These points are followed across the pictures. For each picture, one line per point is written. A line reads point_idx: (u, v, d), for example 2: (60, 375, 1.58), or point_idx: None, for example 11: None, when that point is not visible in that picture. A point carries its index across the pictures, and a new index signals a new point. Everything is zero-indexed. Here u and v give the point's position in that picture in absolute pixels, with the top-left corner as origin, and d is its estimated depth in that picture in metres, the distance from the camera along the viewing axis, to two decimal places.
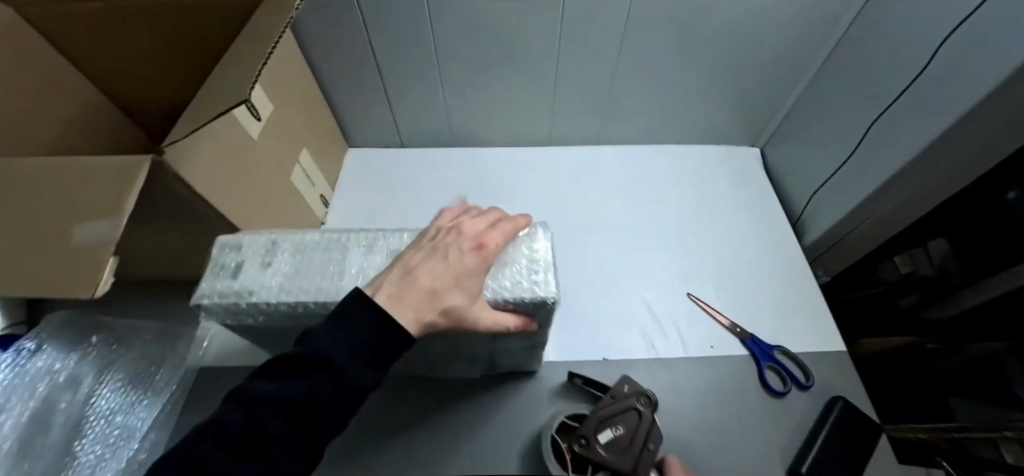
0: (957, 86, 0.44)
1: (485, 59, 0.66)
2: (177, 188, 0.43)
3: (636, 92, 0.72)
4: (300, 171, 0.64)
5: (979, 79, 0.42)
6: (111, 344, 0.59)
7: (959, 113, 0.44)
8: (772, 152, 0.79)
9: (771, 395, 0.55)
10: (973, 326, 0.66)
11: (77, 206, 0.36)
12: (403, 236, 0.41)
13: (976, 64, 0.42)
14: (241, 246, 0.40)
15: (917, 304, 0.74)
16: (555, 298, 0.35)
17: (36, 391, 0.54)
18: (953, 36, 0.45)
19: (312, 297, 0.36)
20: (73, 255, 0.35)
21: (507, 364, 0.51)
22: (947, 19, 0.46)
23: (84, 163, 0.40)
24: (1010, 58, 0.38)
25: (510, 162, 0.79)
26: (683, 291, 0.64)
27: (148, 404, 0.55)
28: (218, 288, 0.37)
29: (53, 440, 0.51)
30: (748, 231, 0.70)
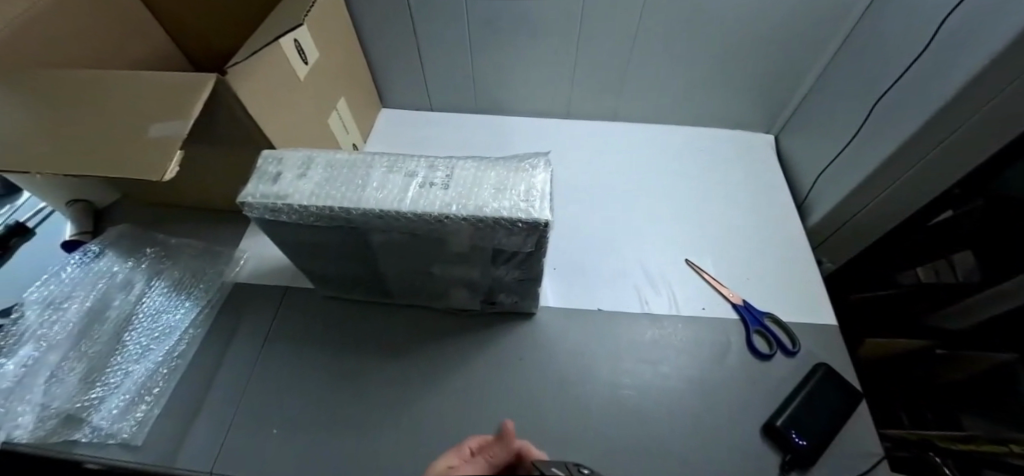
0: (951, 70, 0.46)
1: (508, 30, 0.70)
2: (232, 109, 0.50)
3: (651, 71, 0.74)
4: (337, 118, 0.71)
5: (970, 61, 0.43)
6: (161, 256, 0.67)
7: (950, 95, 0.45)
8: (785, 139, 0.80)
9: (756, 357, 0.57)
10: (983, 331, 0.68)
11: (153, 112, 0.44)
12: (420, 161, 0.45)
13: (969, 47, 0.44)
14: (282, 160, 0.46)
15: (929, 309, 0.75)
16: (547, 220, 0.39)
17: (97, 286, 0.62)
18: (953, 20, 0.46)
19: (337, 203, 0.42)
20: (147, 147, 0.43)
21: (505, 297, 0.56)
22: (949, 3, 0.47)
23: (159, 79, 0.47)
24: (996, 39, 0.40)
25: (528, 131, 0.84)
26: (682, 257, 0.67)
27: (188, 308, 0.62)
28: (261, 191, 0.43)
29: (107, 328, 0.59)
30: (752, 210, 0.72)
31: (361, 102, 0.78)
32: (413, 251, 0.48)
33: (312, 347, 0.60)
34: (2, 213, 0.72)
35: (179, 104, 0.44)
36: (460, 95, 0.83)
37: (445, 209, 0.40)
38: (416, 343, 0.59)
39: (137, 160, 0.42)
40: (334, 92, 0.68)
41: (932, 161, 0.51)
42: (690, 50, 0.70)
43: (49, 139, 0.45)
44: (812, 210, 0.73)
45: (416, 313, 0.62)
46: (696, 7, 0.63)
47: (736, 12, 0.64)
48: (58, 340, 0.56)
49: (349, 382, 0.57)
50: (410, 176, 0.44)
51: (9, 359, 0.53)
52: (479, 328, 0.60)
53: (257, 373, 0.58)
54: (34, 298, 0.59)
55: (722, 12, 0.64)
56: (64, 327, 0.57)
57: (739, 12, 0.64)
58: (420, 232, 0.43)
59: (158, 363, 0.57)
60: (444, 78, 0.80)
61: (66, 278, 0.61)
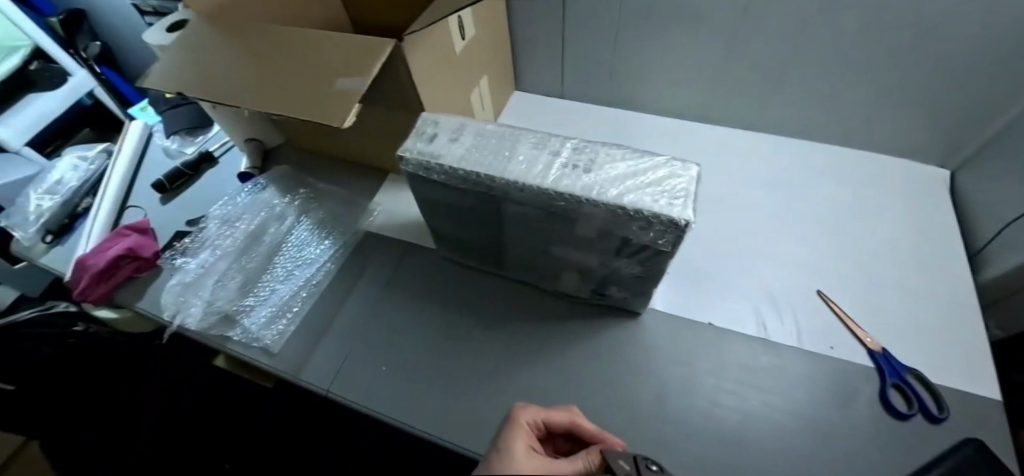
0: None
1: (654, 30, 0.69)
2: (399, 74, 0.55)
3: (809, 84, 0.69)
4: (478, 93, 0.74)
5: None
6: (310, 197, 0.76)
7: None
8: (964, 177, 0.68)
9: (893, 415, 0.51)
10: None
11: (337, 69, 0.50)
12: (567, 142, 0.46)
13: None
14: (438, 122, 0.50)
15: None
16: (688, 222, 0.39)
17: (261, 214, 0.73)
18: None
19: (484, 169, 0.44)
20: (331, 97, 0.49)
21: (617, 292, 0.56)
22: None
23: (340, 39, 0.53)
24: None
25: (660, 131, 0.83)
26: (813, 287, 0.62)
27: (324, 247, 0.70)
28: (417, 148, 0.48)
29: (261, 249, 0.70)
30: (906, 250, 0.64)
31: (499, 81, 0.81)
32: (538, 231, 0.50)
33: (421, 300, 0.65)
34: (196, 141, 0.90)
35: (360, 64, 0.49)
36: (594, 86, 0.83)
37: (587, 193, 0.41)
38: (521, 316, 0.62)
39: (323, 109, 0.48)
40: (481, 69, 0.72)
41: None
42: (855, 56, 0.62)
43: (254, 88, 0.53)
44: (987, 264, 0.62)
45: (523, 290, 0.65)
46: (870, 21, 0.57)
47: (923, 20, 0.54)
48: (229, 251, 0.69)
49: (453, 337, 0.61)
50: (554, 155, 0.45)
51: (193, 259, 0.68)
52: (586, 318, 0.61)
53: (378, 309, 0.65)
54: (219, 214, 0.72)
55: (901, 18, 0.55)
56: (232, 241, 0.70)
57: (926, 23, 0.55)
58: (550, 212, 0.45)
59: (298, 291, 0.66)
60: (577, 67, 0.81)
61: (240, 203, 0.74)
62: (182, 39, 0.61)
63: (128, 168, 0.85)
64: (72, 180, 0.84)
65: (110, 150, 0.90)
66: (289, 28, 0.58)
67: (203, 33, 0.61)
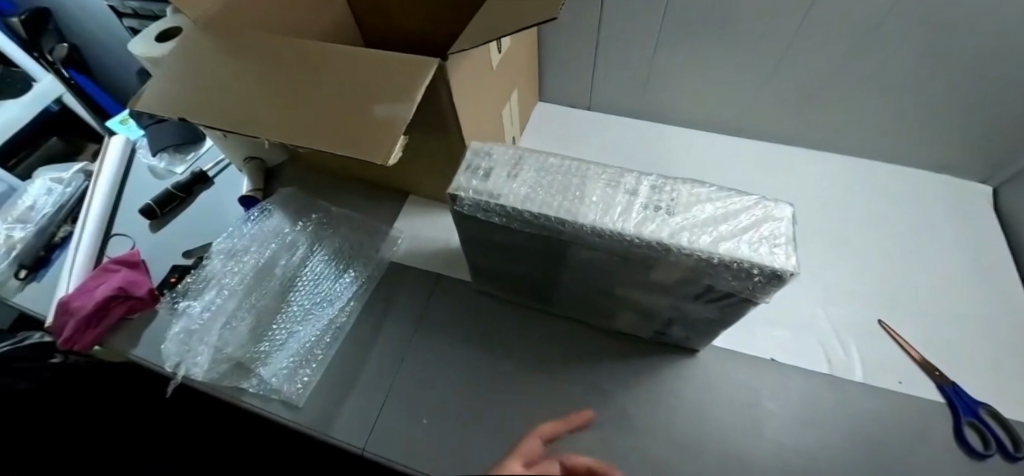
0: None
1: (697, 44, 0.64)
2: (439, 95, 0.48)
3: (856, 102, 0.66)
4: (507, 108, 0.68)
5: None
6: (324, 222, 0.69)
7: None
8: (1008, 196, 0.67)
9: (970, 455, 0.49)
10: None
11: (372, 93, 0.43)
12: (642, 178, 0.41)
13: None
14: (492, 154, 0.44)
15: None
16: (795, 272, 0.35)
17: (270, 244, 0.66)
18: None
19: (555, 212, 0.39)
20: (368, 126, 0.42)
21: (678, 332, 0.52)
22: None
23: (372, 56, 0.46)
24: None
25: (695, 145, 0.78)
26: (874, 316, 0.59)
27: (345, 281, 0.64)
28: (473, 185, 0.42)
29: (274, 285, 0.63)
30: (963, 273, 0.62)
31: (527, 94, 0.75)
32: (604, 274, 0.45)
33: (458, 341, 0.59)
34: (188, 159, 0.81)
35: (401, 86, 0.43)
36: (626, 98, 0.78)
37: (677, 240, 0.37)
38: (570, 356, 0.57)
39: (360, 139, 0.41)
40: (511, 83, 0.66)
41: None
42: (911, 77, 0.59)
43: (272, 111, 0.46)
44: None
45: (568, 326, 0.60)
46: (933, 45, 0.54)
47: (993, 45, 0.51)
48: (237, 290, 0.62)
49: (496, 384, 0.55)
50: (632, 195, 0.40)
51: (197, 301, 0.60)
52: (639, 355, 0.57)
53: (410, 352, 0.59)
54: (222, 247, 0.64)
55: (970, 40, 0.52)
56: (241, 278, 0.62)
57: (997, 46, 0.51)
58: (628, 258, 0.40)
59: (321, 333, 0.59)
60: (606, 79, 0.75)
61: (245, 233, 0.66)
62: (176, 50, 0.53)
63: (110, 190, 0.76)
64: (46, 205, 0.74)
65: (89, 169, 0.80)
66: (308, 40, 0.50)
67: (200, 42, 0.53)
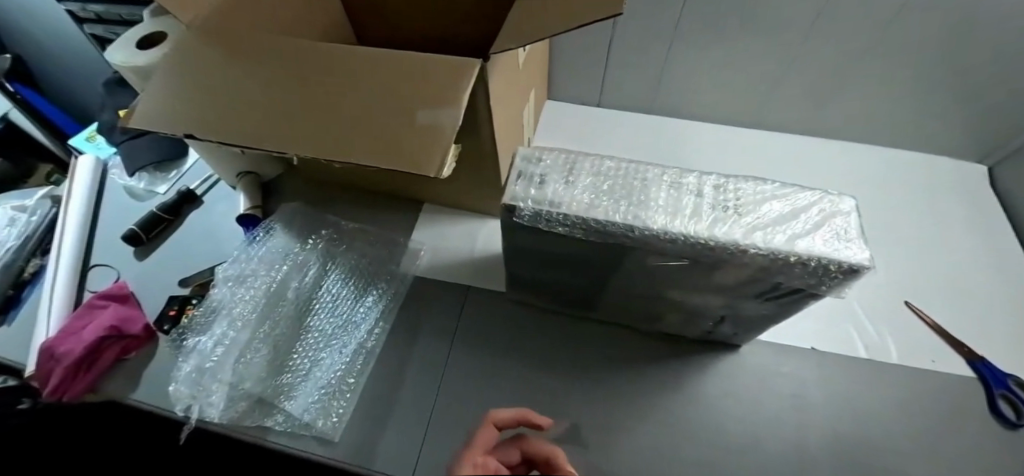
0: None
1: (716, 38, 0.63)
2: (474, 98, 0.45)
3: (866, 90, 0.67)
4: (525, 108, 0.65)
5: None
6: (335, 239, 0.64)
7: None
8: (1003, 175, 0.70)
9: (1005, 426, 0.51)
10: None
11: (410, 99, 0.40)
12: (702, 177, 0.40)
13: None
14: (543, 159, 0.42)
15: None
16: (871, 265, 0.35)
17: (279, 266, 0.61)
18: None
19: (623, 218, 0.37)
20: (410, 135, 0.38)
21: (726, 329, 0.52)
22: None
23: (405, 60, 0.43)
24: None
25: (707, 138, 0.77)
26: (900, 298, 0.61)
27: (367, 300, 0.59)
28: (529, 195, 0.39)
29: (289, 311, 0.58)
30: (973, 250, 0.65)
31: (539, 93, 0.72)
32: (663, 277, 0.43)
33: (497, 357, 0.56)
34: (170, 177, 0.73)
35: (442, 89, 0.40)
36: (636, 95, 0.76)
37: (753, 240, 0.36)
38: (615, 362, 0.56)
39: (404, 148, 0.38)
40: (529, 82, 0.63)
41: None
42: (923, 64, 0.61)
43: (296, 122, 0.41)
44: None
45: (608, 331, 0.58)
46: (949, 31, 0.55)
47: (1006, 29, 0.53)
48: (248, 319, 0.56)
49: (543, 399, 0.53)
50: (697, 195, 0.39)
51: (207, 336, 0.54)
52: (684, 355, 0.56)
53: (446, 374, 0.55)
54: (226, 273, 0.58)
55: (986, 24, 0.53)
56: (252, 306, 0.57)
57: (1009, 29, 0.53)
58: (696, 260, 0.39)
59: (349, 358, 0.55)
60: (620, 76, 0.73)
61: (250, 256, 0.61)
62: (170, 58, 0.47)
63: (83, 217, 0.68)
64: (8, 237, 0.66)
65: (56, 194, 0.71)
66: (327, 46, 0.47)
67: (197, 49, 0.47)
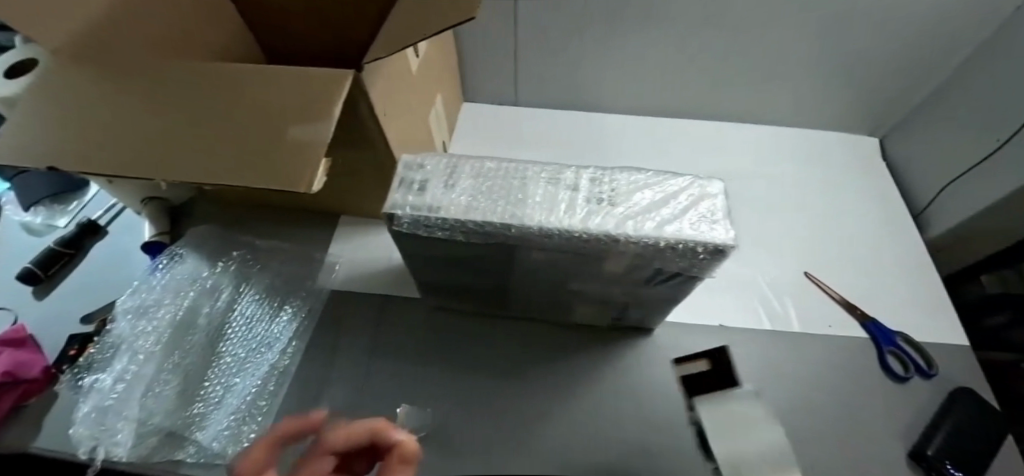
0: None
1: (617, 29, 0.65)
2: (360, 110, 0.45)
3: (762, 73, 0.71)
4: (434, 113, 0.65)
5: None
6: (249, 259, 0.63)
7: None
8: (892, 146, 0.76)
9: (894, 380, 0.55)
10: None
11: (282, 114, 0.39)
12: (580, 172, 0.41)
13: None
14: (425, 165, 0.42)
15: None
16: (733, 244, 0.36)
17: (187, 292, 0.58)
18: None
19: (500, 218, 0.38)
20: (281, 151, 0.38)
21: (634, 315, 0.54)
22: None
23: (279, 76, 0.42)
24: None
25: (624, 129, 0.80)
26: (800, 269, 0.64)
27: (283, 319, 0.58)
28: (410, 202, 0.39)
29: (200, 338, 0.56)
30: (867, 218, 0.70)
31: (450, 95, 0.72)
32: (556, 271, 0.45)
33: (419, 363, 0.56)
34: (71, 209, 0.69)
35: (314, 102, 0.39)
36: (551, 91, 0.78)
37: (623, 229, 0.37)
38: (535, 356, 0.57)
39: (274, 166, 0.37)
40: (433, 86, 0.63)
41: None
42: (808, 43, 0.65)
43: (162, 146, 0.39)
44: (930, 221, 0.69)
45: (528, 327, 0.59)
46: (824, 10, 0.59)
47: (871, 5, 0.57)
48: (154, 351, 0.54)
49: (465, 400, 0.53)
50: (573, 189, 0.40)
51: (106, 373, 0.51)
52: (602, 343, 0.58)
53: (370, 385, 0.55)
54: (126, 305, 0.56)
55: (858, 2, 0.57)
56: (156, 337, 0.55)
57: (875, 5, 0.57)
58: (578, 253, 0.40)
59: (263, 380, 0.54)
60: (533, 73, 0.74)
61: (154, 285, 0.58)
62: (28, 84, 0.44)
63: None
64: None
65: None
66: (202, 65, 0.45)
67: (58, 73, 0.44)
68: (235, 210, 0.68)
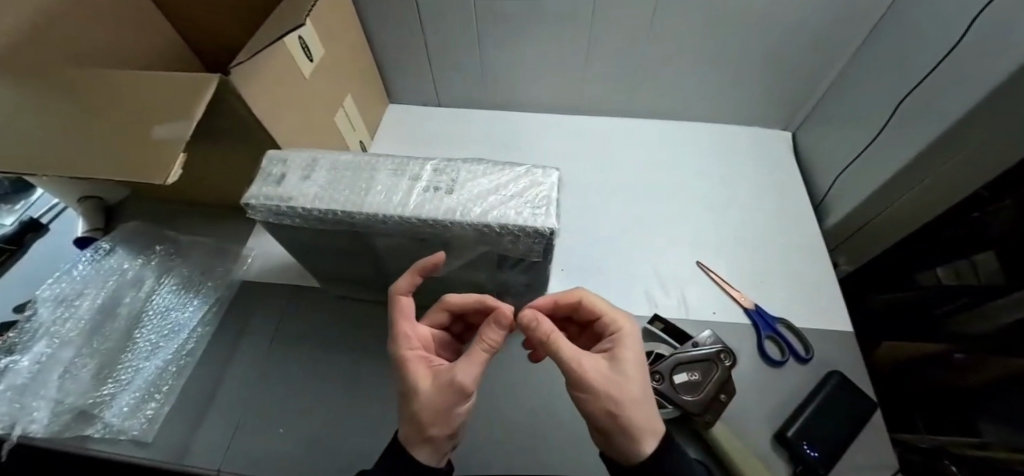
0: (972, 76, 0.44)
1: (523, 31, 0.69)
2: (239, 112, 0.49)
3: (668, 71, 0.74)
4: (343, 113, 0.69)
5: (992, 64, 0.41)
6: (171, 253, 0.66)
7: (970, 104, 0.43)
8: (802, 139, 0.78)
9: (769, 364, 0.56)
10: None
11: (154, 116, 0.43)
12: (427, 165, 0.44)
13: (990, 53, 0.42)
14: (287, 160, 0.45)
15: (955, 311, 0.56)
16: (552, 229, 0.39)
17: (108, 283, 0.62)
18: (974, 28, 0.44)
19: (341, 207, 0.41)
20: (149, 149, 0.41)
21: (514, 301, 0.56)
22: (966, 12, 0.45)
23: (161, 81, 0.46)
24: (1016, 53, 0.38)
25: (543, 127, 0.83)
26: (693, 259, 0.66)
27: (194, 307, 0.62)
28: (264, 193, 0.43)
29: (116, 326, 0.60)
30: (770, 209, 0.72)
31: (367, 96, 0.76)
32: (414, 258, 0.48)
33: (319, 346, 0.60)
34: (17, 209, 0.74)
35: (184, 105, 0.43)
36: (471, 91, 0.81)
37: (450, 216, 0.40)
38: None
39: (140, 162, 0.41)
40: (340, 88, 0.67)
41: (947, 174, 0.50)
42: (706, 41, 0.67)
43: (48, 147, 0.44)
44: (830, 211, 0.71)
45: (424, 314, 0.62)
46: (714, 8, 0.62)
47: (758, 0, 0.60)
48: (71, 337, 0.58)
49: (359, 380, 0.57)
50: (415, 180, 0.43)
51: (24, 355, 0.55)
52: None
53: (270, 367, 0.58)
54: (48, 295, 0.60)
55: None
56: (75, 325, 0.59)
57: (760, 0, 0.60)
58: (420, 238, 0.43)
59: (171, 364, 0.57)
60: (451, 73, 0.78)
61: (77, 276, 0.62)
62: None
63: None
64: None
65: None
66: (106, 74, 0.50)
67: None
68: (162, 207, 0.73)
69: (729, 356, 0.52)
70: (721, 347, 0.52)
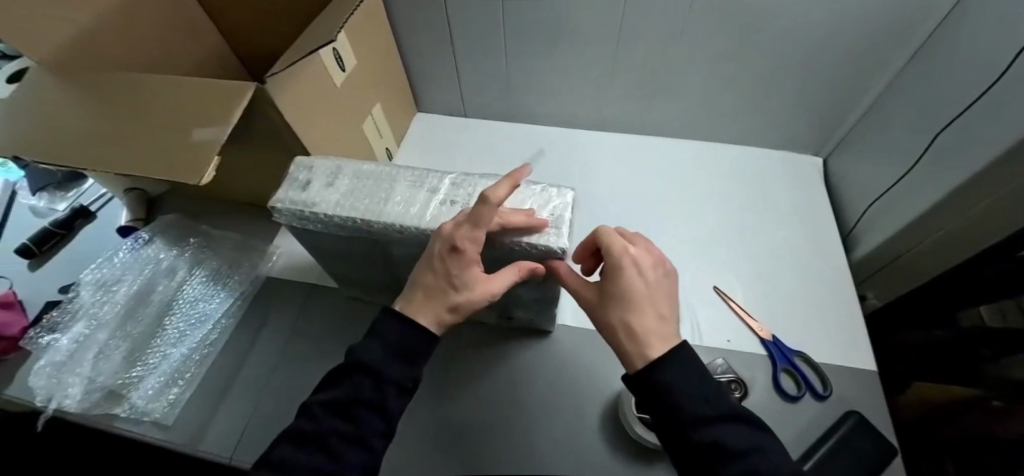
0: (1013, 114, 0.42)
1: (549, 48, 0.70)
2: (272, 118, 0.51)
3: (694, 92, 0.73)
4: (371, 121, 0.72)
5: None
6: (203, 246, 0.70)
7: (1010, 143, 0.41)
8: (832, 165, 0.76)
9: (784, 398, 0.54)
10: None
11: (193, 121, 0.46)
12: (445, 178, 0.45)
13: None
14: (313, 167, 0.47)
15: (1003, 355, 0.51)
16: (563, 249, 0.38)
17: (144, 272, 0.66)
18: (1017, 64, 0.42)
19: (359, 215, 0.42)
20: (187, 151, 0.44)
21: (524, 315, 0.57)
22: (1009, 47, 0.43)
23: (199, 86, 0.49)
24: None
25: (566, 142, 0.84)
26: (711, 284, 0.65)
27: (220, 299, 0.65)
28: (290, 197, 0.45)
29: (148, 312, 0.63)
30: (794, 237, 0.70)
31: (396, 105, 0.79)
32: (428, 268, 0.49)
33: (333, 345, 0.62)
34: (70, 196, 0.80)
35: (220, 111, 0.46)
36: (496, 103, 0.83)
37: None
38: None
39: (178, 163, 0.44)
40: (370, 97, 0.69)
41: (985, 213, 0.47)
42: (732, 64, 0.67)
43: (101, 145, 0.48)
44: (859, 241, 0.69)
45: None
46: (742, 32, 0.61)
47: (787, 26, 0.59)
48: (107, 320, 0.62)
49: None
50: (432, 192, 0.44)
51: (64, 334, 0.59)
52: (501, 340, 0.61)
53: (285, 362, 0.60)
54: (90, 279, 0.64)
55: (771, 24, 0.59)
56: (112, 309, 0.63)
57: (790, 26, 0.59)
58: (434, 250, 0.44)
59: (195, 353, 0.60)
60: (478, 86, 0.80)
61: (117, 263, 0.66)
62: (26, 92, 0.55)
63: None
64: None
65: None
66: (146, 76, 0.53)
67: (47, 84, 0.55)
68: (198, 202, 0.77)
69: (742, 387, 0.54)
70: (735, 377, 0.55)
